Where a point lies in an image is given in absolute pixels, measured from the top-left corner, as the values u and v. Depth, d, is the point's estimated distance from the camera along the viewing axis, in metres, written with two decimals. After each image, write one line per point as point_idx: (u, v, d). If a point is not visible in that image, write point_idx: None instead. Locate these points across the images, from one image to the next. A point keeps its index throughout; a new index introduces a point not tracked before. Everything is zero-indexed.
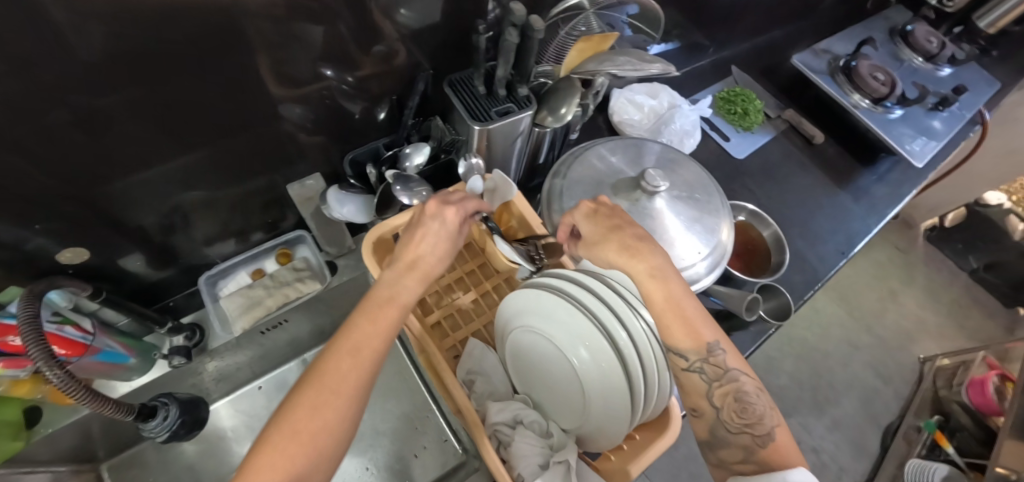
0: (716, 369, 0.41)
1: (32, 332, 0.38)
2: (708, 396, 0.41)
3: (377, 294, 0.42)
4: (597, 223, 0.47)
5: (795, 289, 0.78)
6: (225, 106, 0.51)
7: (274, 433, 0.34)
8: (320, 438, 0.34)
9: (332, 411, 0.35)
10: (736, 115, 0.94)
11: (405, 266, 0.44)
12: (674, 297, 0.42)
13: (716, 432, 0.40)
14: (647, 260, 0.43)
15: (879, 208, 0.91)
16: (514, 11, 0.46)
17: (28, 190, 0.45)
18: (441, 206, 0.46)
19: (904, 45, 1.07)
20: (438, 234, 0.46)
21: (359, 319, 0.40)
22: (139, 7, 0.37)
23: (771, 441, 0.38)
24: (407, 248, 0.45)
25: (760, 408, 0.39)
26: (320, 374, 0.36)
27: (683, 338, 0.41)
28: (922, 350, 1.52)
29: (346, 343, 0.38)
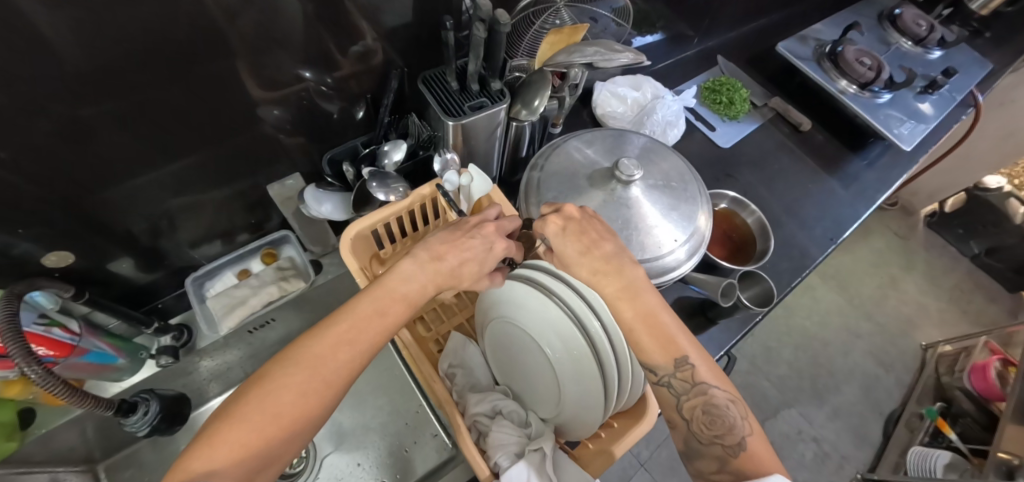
0: (685, 383, 0.40)
1: (12, 335, 0.39)
2: (678, 409, 0.40)
3: (388, 282, 0.42)
4: (570, 239, 0.44)
5: (782, 276, 0.77)
6: (206, 112, 0.52)
7: (253, 410, 0.34)
8: (299, 422, 0.35)
9: (318, 400, 0.36)
10: (722, 105, 0.93)
11: (428, 269, 0.43)
12: (645, 312, 0.42)
13: (689, 442, 0.40)
14: (616, 278, 0.43)
15: (868, 194, 0.91)
16: (481, 6, 0.47)
17: (12, 197, 0.46)
18: (495, 233, 0.46)
19: (893, 29, 1.06)
20: (479, 255, 0.45)
21: (363, 310, 0.40)
22: (114, 16, 0.38)
23: (742, 451, 0.38)
24: (444, 256, 0.44)
25: (732, 418, 0.39)
26: (313, 359, 0.37)
27: (652, 354, 0.41)
28: (924, 337, 1.50)
29: (348, 332, 0.38)
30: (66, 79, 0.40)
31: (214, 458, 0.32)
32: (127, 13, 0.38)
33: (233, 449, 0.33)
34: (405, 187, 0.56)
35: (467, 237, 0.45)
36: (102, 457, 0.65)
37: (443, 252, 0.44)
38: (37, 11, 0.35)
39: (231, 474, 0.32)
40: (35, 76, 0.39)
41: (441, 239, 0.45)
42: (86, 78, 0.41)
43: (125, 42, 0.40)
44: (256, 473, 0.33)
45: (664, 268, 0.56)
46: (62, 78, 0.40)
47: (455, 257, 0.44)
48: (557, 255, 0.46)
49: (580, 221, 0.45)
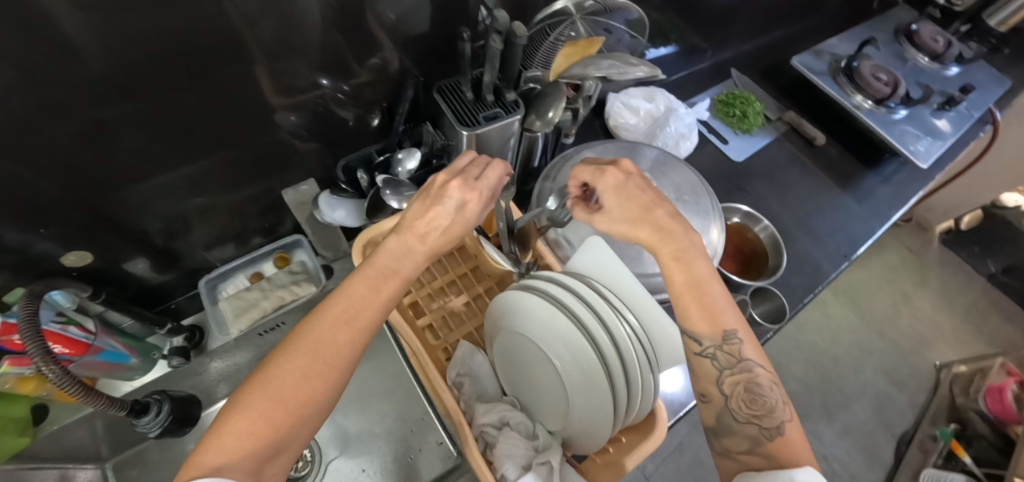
0: (729, 357, 0.41)
1: (31, 333, 0.40)
2: (719, 383, 0.41)
3: (379, 259, 0.40)
4: (628, 197, 0.45)
5: (794, 292, 0.76)
6: (224, 115, 0.53)
7: (257, 398, 0.32)
8: (307, 406, 0.33)
9: (323, 383, 0.34)
10: (735, 118, 0.93)
11: (414, 243, 0.41)
12: (695, 279, 0.42)
13: (723, 419, 0.41)
14: (672, 242, 0.43)
15: (882, 210, 0.89)
16: (498, 18, 0.47)
17: (33, 197, 0.47)
18: (462, 190, 0.42)
19: (909, 44, 1.06)
20: (456, 216, 0.42)
21: (357, 289, 0.38)
22: (139, 21, 0.39)
23: (779, 435, 0.38)
24: (428, 231, 0.42)
25: (772, 401, 0.40)
26: (315, 341, 0.35)
27: (703, 322, 0.41)
28: (938, 356, 1.48)
29: (346, 311, 0.36)
30: (90, 82, 0.41)
31: (221, 453, 0.30)
32: (152, 15, 0.39)
33: (241, 439, 0.31)
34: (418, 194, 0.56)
35: (433, 204, 0.42)
36: (110, 455, 0.63)
37: (415, 223, 0.42)
38: (66, 12, 0.35)
39: (242, 468, 0.30)
40: (62, 76, 0.40)
41: (413, 212, 0.42)
42: (110, 81, 0.42)
43: (149, 44, 0.41)
44: (267, 465, 0.31)
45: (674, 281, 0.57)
46: (87, 78, 0.41)
47: (426, 226, 0.42)
48: (605, 210, 0.46)
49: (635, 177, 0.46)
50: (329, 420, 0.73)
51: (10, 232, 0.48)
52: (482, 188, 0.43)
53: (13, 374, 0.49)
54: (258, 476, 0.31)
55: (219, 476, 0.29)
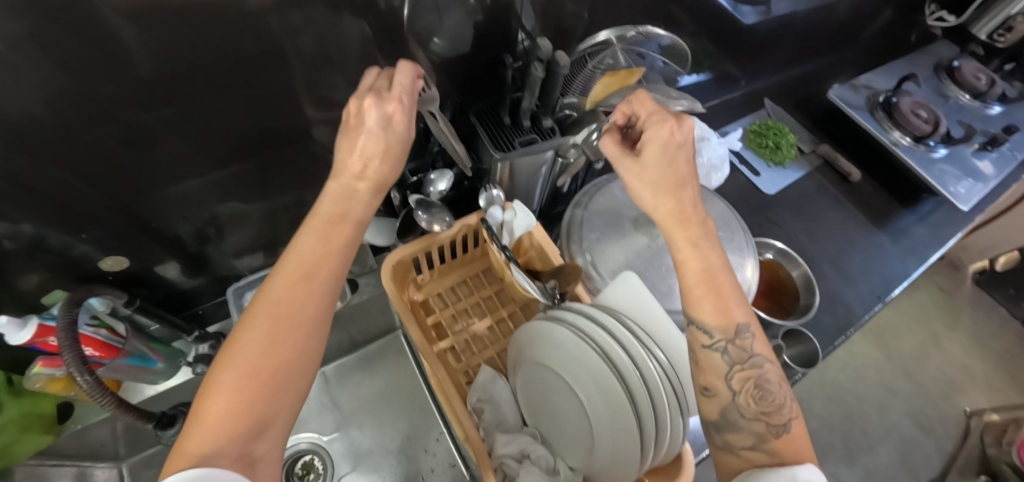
0: (741, 352, 0.40)
1: (68, 340, 0.40)
2: (726, 378, 0.40)
3: (322, 209, 0.37)
4: (666, 168, 0.42)
5: (825, 333, 0.74)
6: (261, 127, 0.54)
7: (227, 373, 0.30)
8: (282, 372, 0.32)
9: (291, 345, 0.32)
10: (769, 149, 0.91)
11: (354, 182, 0.38)
12: (710, 269, 0.41)
13: (727, 414, 0.39)
14: (694, 228, 0.42)
15: (919, 251, 0.87)
16: (541, 47, 0.49)
17: (76, 201, 0.49)
18: (379, 104, 0.37)
19: (950, 81, 1.03)
20: (387, 138, 0.38)
21: (306, 244, 0.35)
22: (188, 35, 0.40)
23: (784, 432, 0.37)
24: (365, 167, 0.38)
25: (778, 398, 0.39)
26: (274, 305, 0.33)
27: (719, 314, 0.40)
28: (969, 402, 1.41)
29: (298, 268, 0.34)
30: (138, 93, 0.43)
31: (205, 438, 0.28)
32: (201, 31, 0.40)
33: (220, 418, 0.29)
34: (449, 217, 0.57)
35: (357, 132, 0.37)
36: (128, 455, 0.61)
37: (346, 163, 0.38)
38: (122, 26, 0.37)
39: (231, 447, 0.28)
40: (113, 85, 0.41)
41: (340, 149, 0.38)
42: (157, 92, 0.44)
43: (197, 58, 0.42)
44: (257, 442, 0.29)
45: None
46: (137, 88, 0.42)
47: (361, 160, 0.38)
48: (641, 166, 0.43)
49: (681, 148, 0.42)
50: (342, 433, 0.73)
51: (54, 233, 0.50)
52: (400, 95, 0.38)
53: (43, 376, 0.50)
54: (251, 456, 0.29)
55: (209, 464, 0.27)
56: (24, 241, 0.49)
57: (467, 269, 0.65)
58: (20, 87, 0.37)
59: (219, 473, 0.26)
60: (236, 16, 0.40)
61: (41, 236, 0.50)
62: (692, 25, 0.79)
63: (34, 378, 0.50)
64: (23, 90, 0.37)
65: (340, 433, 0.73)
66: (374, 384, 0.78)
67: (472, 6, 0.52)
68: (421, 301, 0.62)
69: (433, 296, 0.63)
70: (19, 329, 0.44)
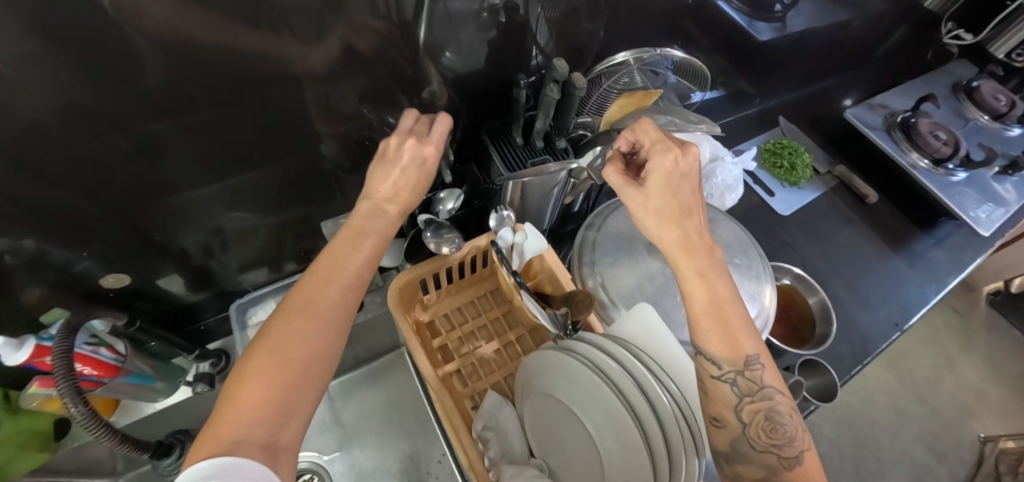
0: (750, 385, 0.40)
1: (64, 370, 0.39)
2: (736, 409, 0.40)
3: (351, 224, 0.42)
4: (669, 198, 0.42)
5: (841, 362, 0.72)
6: (267, 143, 0.53)
7: (262, 362, 0.33)
8: (310, 364, 0.34)
9: (320, 340, 0.35)
10: (782, 170, 0.89)
11: (384, 205, 0.44)
12: (717, 300, 0.41)
13: (737, 445, 0.40)
14: (701, 258, 0.42)
15: (938, 276, 0.84)
16: (557, 68, 0.47)
17: (78, 216, 0.48)
18: (418, 145, 0.44)
19: (969, 102, 1.01)
20: (417, 174, 0.44)
21: (336, 251, 0.40)
22: (194, 49, 0.39)
23: (797, 465, 0.38)
24: (393, 194, 0.44)
25: (789, 431, 0.39)
26: (307, 303, 0.36)
27: (727, 346, 0.40)
28: (983, 427, 1.38)
29: (330, 272, 0.39)
30: (144, 108, 0.42)
31: (240, 420, 0.31)
32: (208, 43, 0.39)
33: (253, 403, 0.31)
34: (459, 237, 0.55)
35: (393, 164, 0.44)
36: (124, 471, 0.59)
37: (376, 189, 0.44)
38: (127, 37, 0.36)
39: (262, 430, 0.31)
40: (119, 97, 0.40)
41: (374, 177, 0.44)
42: (162, 107, 0.43)
43: (204, 72, 0.41)
44: (282, 430, 0.32)
45: None
46: (141, 100, 0.41)
47: (394, 186, 0.44)
48: (643, 195, 0.43)
49: (684, 178, 0.42)
50: (343, 453, 0.72)
51: (56, 249, 0.49)
52: (437, 141, 0.45)
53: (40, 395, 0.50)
54: (278, 442, 0.31)
55: (235, 451, 0.29)
56: (26, 258, 0.48)
57: (475, 289, 0.63)
58: (21, 99, 0.36)
59: (243, 462, 0.28)
60: (244, 29, 0.39)
61: (42, 252, 0.49)
62: (707, 42, 0.78)
63: (30, 398, 0.50)
64: (25, 106, 0.37)
65: (342, 452, 0.72)
66: (377, 403, 0.76)
67: (485, 21, 0.50)
68: (427, 322, 0.61)
69: (440, 317, 0.62)
70: (15, 349, 0.44)
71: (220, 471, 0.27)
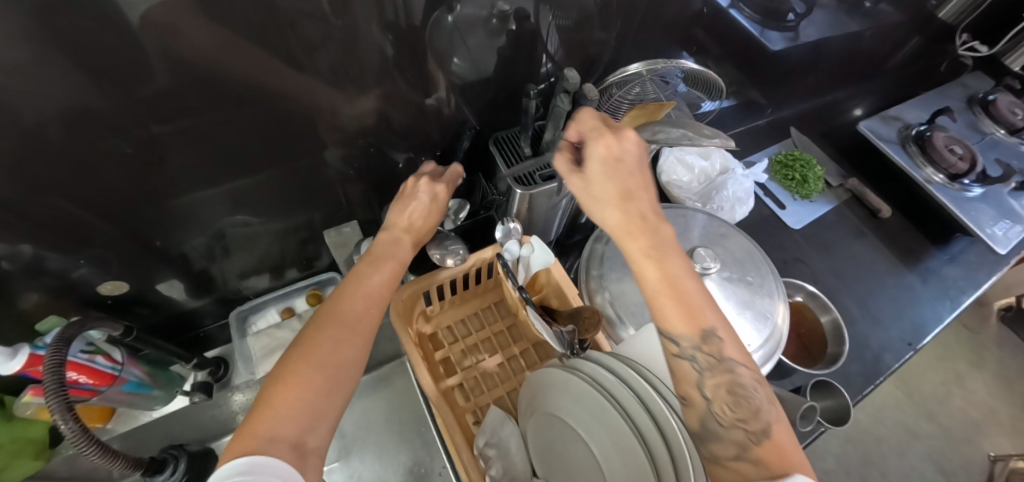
0: (710, 358, 0.37)
1: (55, 385, 0.38)
2: (699, 386, 0.37)
3: (376, 249, 0.46)
4: (612, 177, 0.41)
5: (852, 383, 0.70)
6: (271, 151, 0.52)
7: (299, 365, 0.33)
8: (342, 369, 0.35)
9: (352, 347, 0.36)
10: (794, 182, 0.88)
11: (402, 235, 0.48)
12: (671, 275, 0.38)
13: (705, 424, 0.36)
14: (648, 236, 0.40)
15: (952, 294, 0.82)
16: (569, 78, 0.46)
17: (76, 222, 0.47)
18: (432, 183, 0.50)
19: (985, 115, 0.99)
20: (431, 208, 0.50)
21: (364, 271, 0.43)
22: (197, 53, 0.38)
23: (767, 439, 0.33)
24: (412, 222, 0.49)
25: (757, 402, 0.35)
26: (341, 314, 0.38)
27: (681, 322, 0.38)
28: (992, 446, 1.35)
29: (360, 287, 0.41)
30: (145, 115, 0.41)
31: (277, 420, 0.30)
32: (212, 47, 0.38)
33: (289, 404, 0.31)
34: (464, 248, 0.54)
35: (410, 199, 0.49)
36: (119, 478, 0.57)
37: (395, 221, 0.48)
38: (130, 38, 0.35)
39: (294, 432, 0.30)
40: (120, 101, 0.39)
41: (392, 212, 0.49)
42: (164, 113, 0.42)
43: (207, 76, 0.41)
44: (309, 435, 0.31)
45: None
46: (143, 104, 0.40)
47: (411, 217, 0.49)
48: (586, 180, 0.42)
49: (631, 167, 0.42)
50: (343, 463, 0.70)
51: (54, 255, 0.49)
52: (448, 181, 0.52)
53: (35, 404, 0.51)
54: (304, 443, 0.30)
55: (271, 448, 0.29)
56: (23, 264, 0.47)
57: (478, 301, 0.62)
58: (19, 105, 0.35)
59: (274, 459, 0.28)
60: (249, 33, 0.39)
61: (40, 258, 0.48)
62: (720, 53, 0.77)
63: (24, 406, 0.52)
64: (23, 112, 0.36)
65: (340, 463, 0.70)
66: (377, 412, 0.75)
67: (495, 27, 0.50)
68: (429, 334, 0.60)
69: (443, 330, 0.61)
70: (10, 358, 0.44)
71: (250, 466, 0.27)
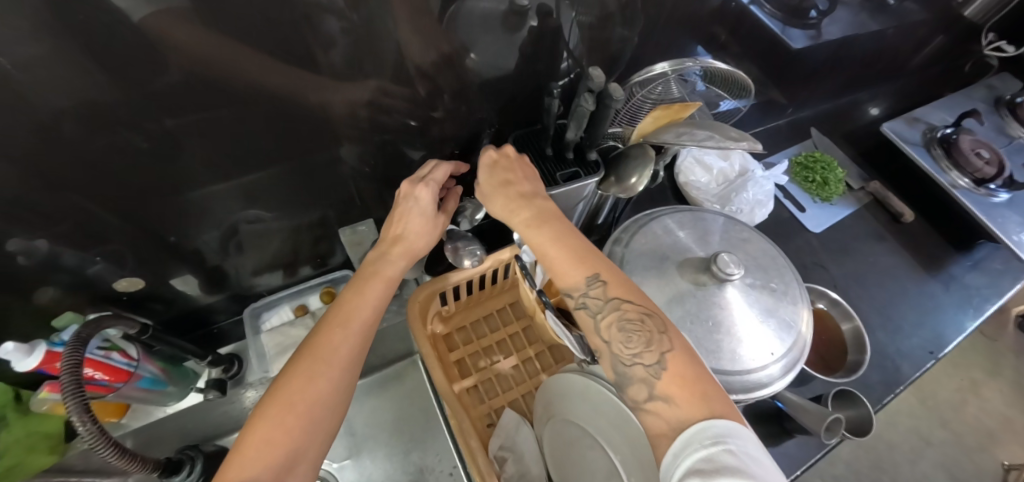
0: (597, 301, 0.40)
1: (72, 384, 0.38)
2: (597, 332, 0.40)
3: (363, 270, 0.46)
4: (494, 174, 0.46)
5: (872, 391, 0.69)
6: (286, 147, 0.51)
7: (269, 407, 0.35)
8: (314, 405, 0.36)
9: (325, 380, 0.37)
10: (815, 184, 0.87)
11: (388, 250, 0.47)
12: (553, 235, 0.42)
13: (617, 368, 0.38)
14: (528, 209, 0.44)
15: (976, 301, 0.80)
16: (594, 77, 0.46)
17: (90, 217, 0.47)
18: (411, 185, 0.48)
19: (1012, 119, 0.97)
20: (421, 215, 0.47)
21: (346, 298, 0.43)
22: (210, 46, 0.37)
23: (662, 370, 0.35)
24: (404, 233, 0.47)
25: (650, 333, 0.37)
26: (314, 348, 0.39)
27: (567, 277, 0.41)
28: (1007, 455, 1.32)
29: (338, 316, 0.41)
30: (160, 110, 0.41)
31: (245, 465, 0.33)
32: (224, 40, 0.37)
33: (259, 449, 0.33)
34: (480, 249, 0.53)
35: (397, 207, 0.48)
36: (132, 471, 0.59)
37: (391, 230, 0.48)
38: (140, 29, 0.34)
39: (266, 475, 0.33)
40: (133, 95, 0.38)
41: (387, 222, 0.49)
42: (179, 108, 0.41)
43: (219, 71, 0.40)
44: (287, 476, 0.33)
45: (756, 384, 0.49)
46: (156, 99, 0.40)
47: (399, 229, 0.47)
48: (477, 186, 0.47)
49: (510, 161, 0.47)
50: (354, 462, 0.70)
51: (70, 250, 0.49)
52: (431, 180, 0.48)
53: (48, 401, 0.51)
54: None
55: None
56: (39, 259, 0.47)
57: (494, 302, 0.62)
58: (35, 98, 0.35)
59: None
60: (262, 26, 0.37)
61: (56, 253, 0.48)
62: (742, 52, 0.75)
63: (40, 402, 0.51)
64: (38, 105, 0.35)
65: (352, 461, 0.70)
66: (387, 410, 0.75)
67: (515, 23, 0.48)
68: (444, 334, 0.59)
69: (457, 330, 0.60)
70: (27, 354, 0.44)
71: None
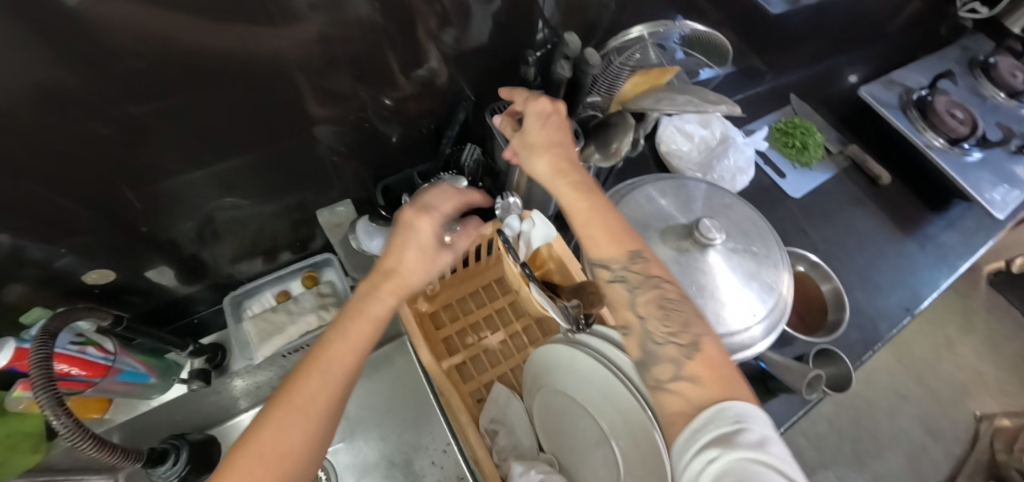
0: (639, 277, 0.40)
1: (43, 380, 0.37)
2: (633, 307, 0.40)
3: (353, 304, 0.38)
4: (548, 129, 0.44)
5: (852, 349, 0.71)
6: (256, 131, 0.49)
7: (237, 463, 0.29)
8: (290, 458, 0.31)
9: (304, 433, 0.31)
10: (794, 149, 0.87)
11: (381, 280, 0.39)
12: (597, 205, 0.41)
13: (647, 346, 0.38)
14: (577, 173, 0.42)
15: (950, 260, 0.82)
16: (569, 43, 0.47)
17: (51, 209, 0.44)
18: (416, 212, 0.41)
19: (985, 79, 0.98)
20: (420, 244, 0.40)
21: (334, 342, 0.35)
22: (165, 27, 0.35)
23: (697, 351, 0.36)
24: (399, 266, 0.40)
25: (686, 316, 0.39)
26: (293, 395, 0.32)
27: (603, 248, 0.41)
28: (979, 405, 1.39)
29: (323, 359, 0.34)
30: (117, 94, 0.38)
31: None
32: (179, 18, 0.35)
33: None
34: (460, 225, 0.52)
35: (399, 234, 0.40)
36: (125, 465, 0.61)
37: (387, 262, 0.40)
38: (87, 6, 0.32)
39: None
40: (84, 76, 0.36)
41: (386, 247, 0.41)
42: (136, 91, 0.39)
43: (178, 50, 0.37)
44: None
45: (738, 345, 0.50)
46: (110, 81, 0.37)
47: (394, 260, 0.40)
48: (523, 134, 0.45)
49: (561, 121, 0.45)
50: (348, 443, 0.70)
51: (32, 244, 0.46)
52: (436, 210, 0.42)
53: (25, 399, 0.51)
54: None
55: None
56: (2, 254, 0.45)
57: (479, 278, 0.61)
58: None
59: None
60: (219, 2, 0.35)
61: (19, 248, 0.46)
62: (721, 18, 0.74)
63: (16, 400, 0.51)
64: None
65: (346, 444, 0.70)
66: (378, 392, 0.75)
67: None
68: (429, 312, 0.59)
69: (443, 308, 0.60)
70: None
71: None
